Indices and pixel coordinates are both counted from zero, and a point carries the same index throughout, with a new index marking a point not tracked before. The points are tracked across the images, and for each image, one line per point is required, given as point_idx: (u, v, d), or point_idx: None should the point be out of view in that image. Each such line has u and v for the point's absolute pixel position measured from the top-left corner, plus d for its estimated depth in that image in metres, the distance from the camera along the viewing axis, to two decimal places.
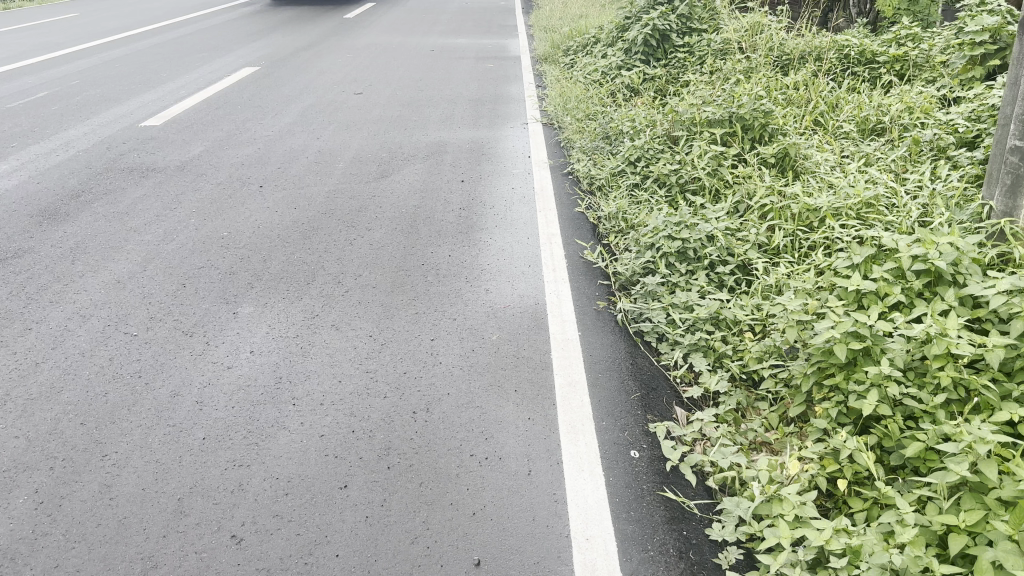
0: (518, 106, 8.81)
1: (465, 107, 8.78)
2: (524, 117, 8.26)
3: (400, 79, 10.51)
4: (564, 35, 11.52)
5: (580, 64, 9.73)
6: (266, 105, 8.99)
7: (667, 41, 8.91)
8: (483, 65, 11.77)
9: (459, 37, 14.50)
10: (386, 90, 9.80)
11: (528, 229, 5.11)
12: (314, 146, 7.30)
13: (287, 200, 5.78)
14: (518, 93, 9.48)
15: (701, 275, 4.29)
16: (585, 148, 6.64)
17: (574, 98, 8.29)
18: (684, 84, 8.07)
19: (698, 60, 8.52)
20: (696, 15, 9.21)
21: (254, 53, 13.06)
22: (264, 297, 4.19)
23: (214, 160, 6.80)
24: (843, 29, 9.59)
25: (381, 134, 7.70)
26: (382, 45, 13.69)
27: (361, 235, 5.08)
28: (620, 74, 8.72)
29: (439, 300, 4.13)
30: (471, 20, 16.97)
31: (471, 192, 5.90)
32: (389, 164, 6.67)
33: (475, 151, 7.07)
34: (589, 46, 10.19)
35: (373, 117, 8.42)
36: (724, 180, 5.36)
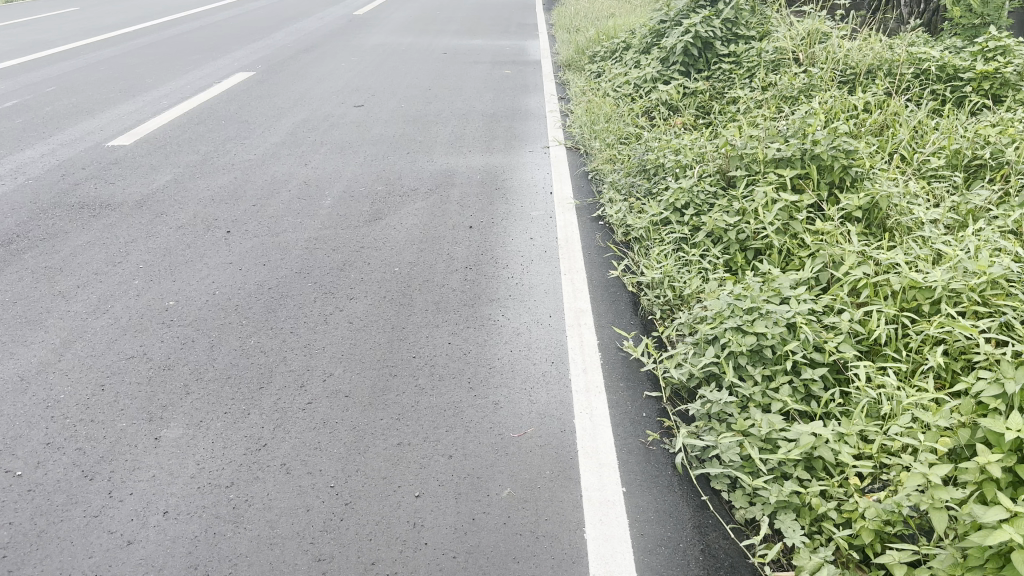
0: (538, 124, 7.75)
1: (479, 125, 7.75)
2: (545, 139, 7.21)
3: (408, 89, 9.47)
4: (590, 37, 10.44)
5: (608, 74, 8.66)
6: (254, 120, 7.98)
7: (710, 49, 7.85)
8: (500, 71, 10.70)
9: (475, 38, 13.42)
10: (391, 102, 8.78)
11: (550, 304, 4.03)
12: (301, 174, 6.28)
13: (257, 251, 4.77)
14: (538, 107, 8.43)
15: (783, 386, 3.22)
16: (618, 186, 5.55)
17: (604, 117, 7.24)
18: (733, 103, 7.05)
19: (747, 72, 7.42)
20: (743, 20, 8.11)
21: (252, 55, 12.06)
22: (200, 414, 3.18)
23: (181, 195, 5.80)
24: (896, 31, 8.51)
25: (379, 159, 6.67)
26: (391, 47, 12.66)
27: (340, 307, 4.05)
28: (656, 87, 7.68)
29: (431, 423, 3.06)
30: (489, 19, 15.90)
31: (481, 244, 4.83)
32: (385, 200, 5.65)
33: (486, 185, 6.01)
34: (620, 53, 9.12)
35: (372, 136, 7.40)
36: (798, 239, 4.33)
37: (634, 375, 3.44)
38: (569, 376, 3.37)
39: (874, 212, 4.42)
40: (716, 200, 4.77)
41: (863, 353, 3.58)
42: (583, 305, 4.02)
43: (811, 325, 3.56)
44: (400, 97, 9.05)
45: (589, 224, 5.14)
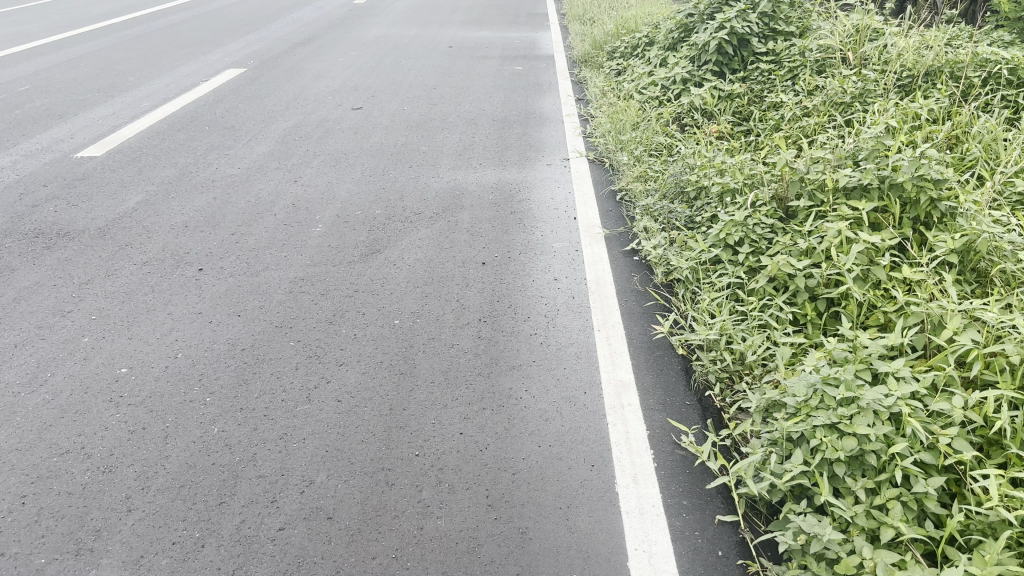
0: (555, 132, 7.01)
1: (491, 134, 7.01)
2: (564, 150, 6.47)
3: (411, 89, 8.72)
4: (609, 30, 9.65)
5: (632, 74, 7.90)
6: (241, 126, 7.24)
7: (745, 46, 7.09)
8: (510, 68, 9.93)
9: (482, 29, 12.62)
10: (393, 105, 8.02)
11: (585, 373, 3.30)
12: (289, 193, 5.55)
13: (232, 297, 4.05)
14: (555, 111, 7.68)
15: (895, 507, 2.50)
16: (655, 214, 4.81)
17: (631, 126, 6.50)
18: (776, 111, 6.31)
19: (789, 74, 6.67)
20: (782, 14, 7.32)
21: (245, 49, 11.29)
22: (143, 544, 2.47)
23: (151, 221, 5.08)
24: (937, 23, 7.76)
25: (378, 174, 5.94)
26: (393, 39, 11.89)
27: (328, 375, 3.32)
28: (686, 90, 6.95)
29: (439, 565, 2.34)
30: (497, 8, 15.09)
31: (497, 289, 4.10)
32: (384, 228, 4.92)
33: (500, 207, 5.27)
34: (643, 50, 8.36)
35: (371, 146, 6.67)
36: (883, 291, 3.60)
37: (697, 484, 2.71)
38: (618, 489, 2.65)
39: (971, 256, 3.67)
40: (777, 236, 4.03)
41: (979, 449, 2.86)
42: (625, 377, 3.29)
43: (918, 416, 2.83)
44: (403, 98, 8.30)
45: (622, 261, 4.40)
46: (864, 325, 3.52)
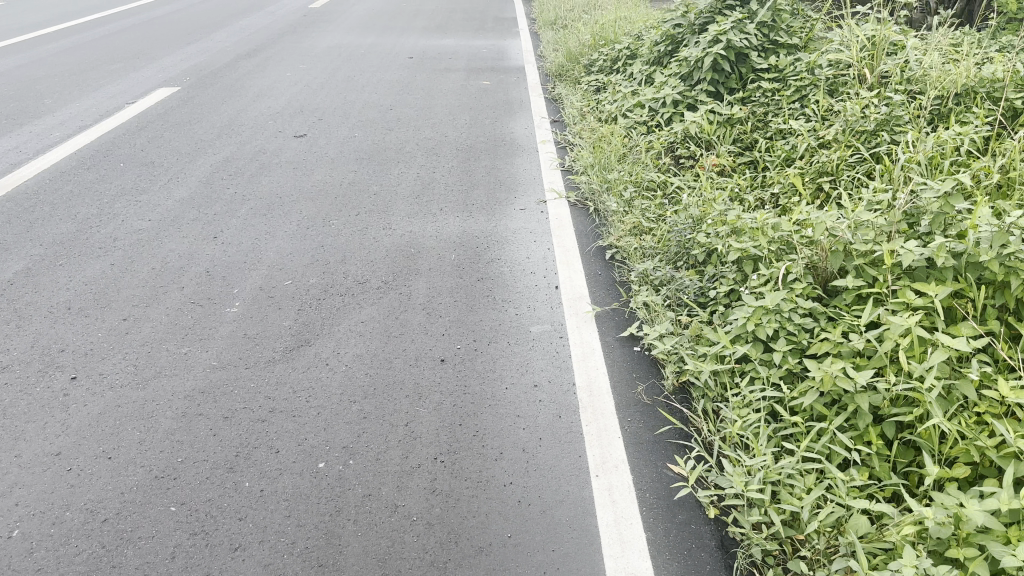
0: (528, 164, 6.07)
1: (454, 167, 6.05)
2: (539, 188, 5.52)
3: (364, 110, 7.72)
4: (584, 41, 8.71)
5: (614, 94, 6.98)
6: (163, 163, 6.20)
7: (744, 62, 6.21)
8: (476, 82, 8.97)
9: (446, 37, 11.64)
10: (342, 132, 7.02)
11: (580, 560, 2.36)
12: (205, 254, 4.54)
13: (106, 427, 3.05)
14: (527, 139, 6.73)
15: None
16: (657, 283, 3.89)
17: (617, 160, 5.58)
18: (784, 141, 5.43)
19: (796, 95, 5.82)
20: (784, 24, 6.44)
21: (182, 63, 10.20)
22: None
23: (25, 300, 4.05)
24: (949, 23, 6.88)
25: (318, 225, 4.94)
26: (348, 49, 10.86)
27: (216, 571, 2.35)
28: (678, 114, 6.06)
29: None
30: (463, 12, 14.11)
31: (457, 402, 3.11)
32: (318, 305, 3.92)
33: (462, 273, 4.29)
34: (625, 65, 7.44)
35: (313, 186, 5.66)
36: (975, 415, 2.72)
37: None
38: None
39: None
40: (822, 328, 3.14)
41: None
42: (638, 564, 2.36)
43: None
44: (354, 123, 7.31)
45: (619, 354, 3.45)
46: (951, 465, 2.65)
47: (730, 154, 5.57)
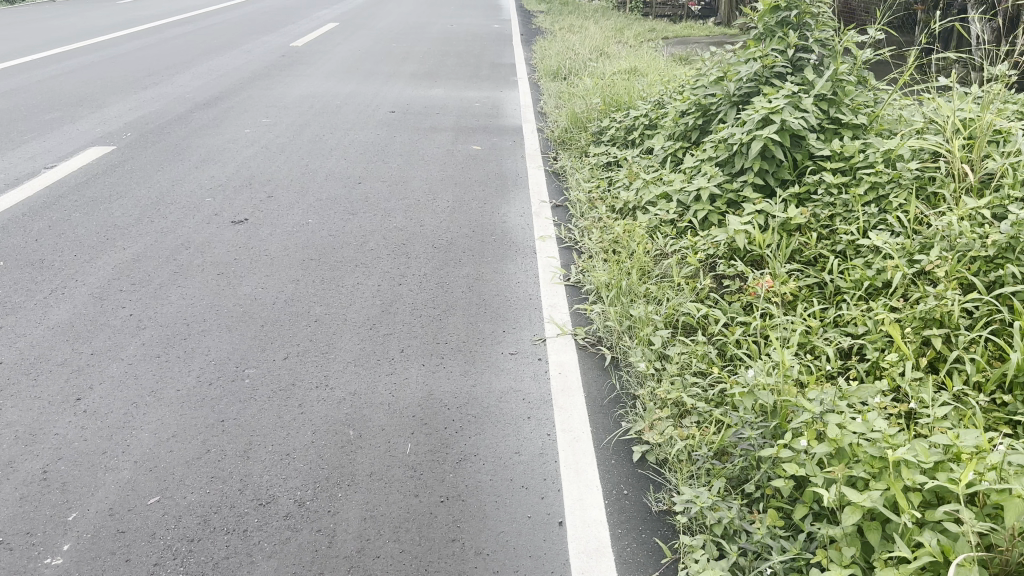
0: (523, 274, 4.71)
1: (427, 276, 4.68)
2: (536, 318, 4.15)
3: (326, 184, 6.38)
4: (594, 106, 7.48)
5: (632, 178, 5.72)
6: (53, 262, 4.82)
7: (799, 146, 4.96)
8: (464, 146, 7.67)
9: (435, 87, 10.39)
10: (293, 216, 5.66)
11: None
12: (52, 437, 3.14)
13: None
14: (522, 233, 5.38)
15: None
16: (722, 532, 2.52)
17: (641, 281, 4.29)
18: (863, 263, 4.17)
19: (872, 194, 4.57)
20: (846, 98, 5.20)
21: (130, 113, 8.86)
22: None
23: None
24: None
25: (226, 378, 3.55)
26: (322, 99, 9.58)
27: None
28: (717, 213, 4.79)
29: None
30: (456, 56, 12.92)
31: None
32: (188, 558, 2.52)
33: (418, 486, 2.83)
34: (648, 140, 6.21)
35: (237, 304, 4.28)
36: None
37: None
38: None
39: None
40: None
41: None
42: None
43: None
44: (310, 202, 5.95)
45: None
46: None
47: (790, 273, 4.28)
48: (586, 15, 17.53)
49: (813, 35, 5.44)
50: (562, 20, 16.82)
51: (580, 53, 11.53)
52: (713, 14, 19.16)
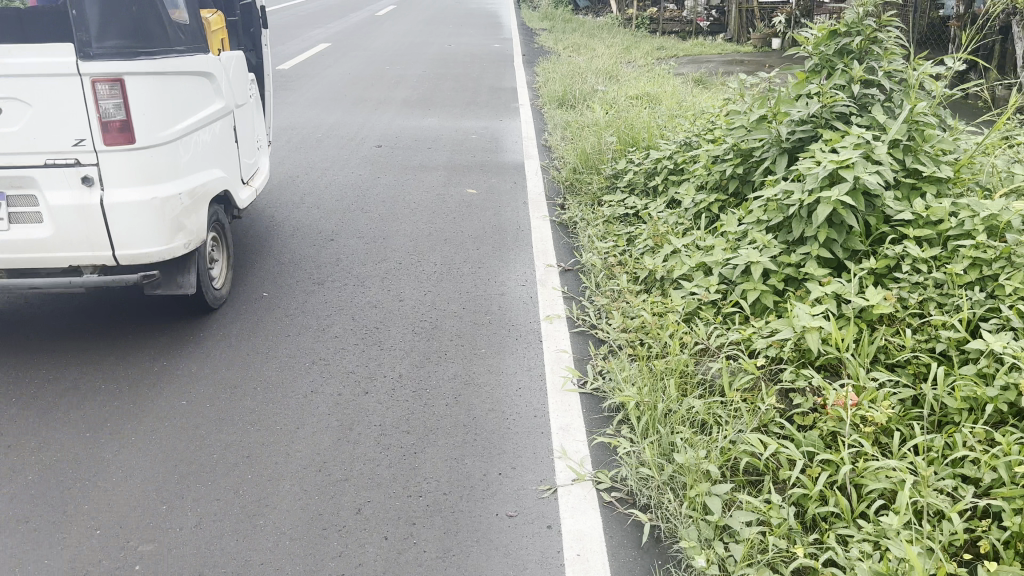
0: (527, 373, 3.69)
1: (400, 379, 3.65)
2: (544, 447, 3.12)
3: (292, 243, 5.39)
4: (608, 143, 6.47)
5: (656, 238, 4.75)
6: None
7: (873, 206, 3.97)
8: (458, 189, 6.68)
9: (428, 116, 9.42)
10: (243, 288, 4.67)
11: None
12: None
13: None
14: (525, 311, 4.37)
15: None
16: None
17: (682, 394, 3.28)
18: (975, 375, 3.18)
19: (973, 275, 3.58)
20: (923, 145, 4.24)
21: None
22: None
23: None
24: None
25: (107, 564, 2.57)
26: (300, 132, 8.62)
27: None
28: (774, 293, 3.78)
29: None
30: (453, 79, 11.95)
31: None
32: None
33: None
34: (674, 189, 5.21)
35: (148, 427, 3.29)
36: None
37: None
38: None
39: None
40: None
41: None
42: None
43: None
44: (268, 268, 4.95)
45: None
46: None
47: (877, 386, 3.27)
48: (590, 33, 16.59)
49: (882, 67, 4.49)
50: (567, 39, 15.88)
51: (586, 76, 10.56)
52: (723, 30, 18.23)
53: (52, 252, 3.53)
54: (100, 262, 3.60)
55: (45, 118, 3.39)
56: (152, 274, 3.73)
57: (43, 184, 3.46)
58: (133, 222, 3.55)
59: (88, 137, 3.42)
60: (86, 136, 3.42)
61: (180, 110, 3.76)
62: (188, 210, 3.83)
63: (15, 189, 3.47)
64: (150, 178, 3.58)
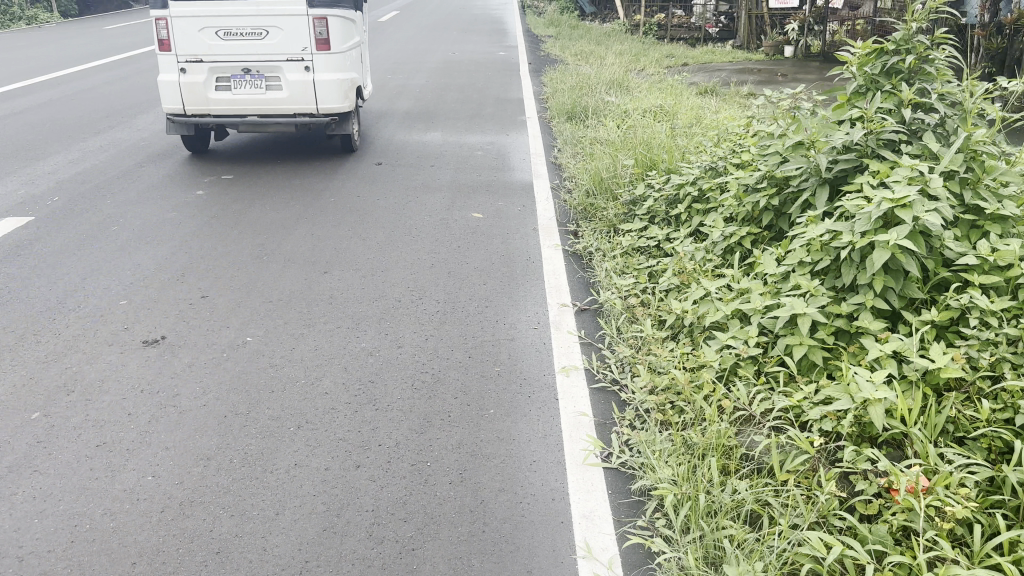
0: (542, 441, 3.24)
1: (397, 448, 3.20)
2: (563, 543, 2.67)
3: (282, 277, 4.96)
4: (624, 165, 6.02)
5: (682, 276, 4.29)
6: None
7: (931, 248, 3.51)
8: (463, 213, 6.24)
9: (432, 130, 9.00)
10: (225, 333, 4.25)
11: None
12: None
13: None
14: (538, 360, 3.92)
15: None
16: None
17: (723, 477, 2.83)
18: None
19: None
20: (984, 178, 3.78)
21: (66, 169, 7.53)
22: None
23: None
24: None
25: None
26: (298, 150, 8.22)
27: None
28: (821, 349, 3.33)
29: None
30: (457, 89, 11.53)
31: None
32: None
33: None
34: (699, 220, 4.76)
35: (107, 511, 2.90)
36: None
37: None
38: None
39: None
40: None
41: None
42: None
43: None
44: (255, 309, 4.52)
45: None
46: None
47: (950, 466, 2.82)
48: (598, 40, 16.17)
49: (935, 89, 4.04)
50: (574, 47, 15.44)
51: (597, 87, 10.12)
52: (732, 36, 17.78)
53: (284, 103, 7.08)
54: (307, 111, 7.15)
55: (291, 34, 6.91)
56: (334, 116, 7.25)
57: (273, 41, 6.89)
58: (329, 89, 7.08)
59: (308, 47, 6.94)
60: (308, 46, 6.93)
61: (348, 39, 7.23)
62: (345, 85, 7.21)
63: (269, 67, 6.97)
64: (340, 66, 7.06)
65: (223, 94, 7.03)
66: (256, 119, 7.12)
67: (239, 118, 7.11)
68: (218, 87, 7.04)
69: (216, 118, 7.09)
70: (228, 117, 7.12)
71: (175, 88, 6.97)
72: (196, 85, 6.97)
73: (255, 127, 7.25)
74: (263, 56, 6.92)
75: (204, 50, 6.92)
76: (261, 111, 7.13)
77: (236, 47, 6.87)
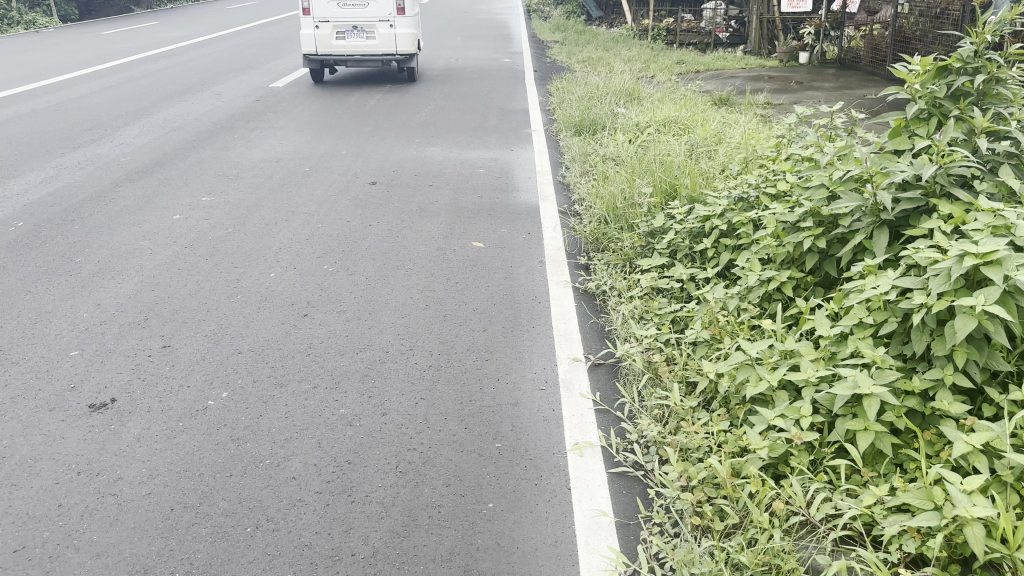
0: (552, 549, 2.66)
1: (375, 561, 2.63)
2: None
3: (257, 322, 4.40)
4: (642, 192, 5.44)
5: (714, 330, 3.70)
6: None
7: None
8: (462, 241, 5.68)
9: (431, 144, 8.44)
10: (184, 394, 3.68)
11: None
12: None
13: None
14: (546, 431, 3.34)
15: None
16: None
17: None
18: None
19: None
20: None
21: (37, 189, 7.00)
22: None
23: None
24: None
25: None
26: (287, 165, 7.67)
27: None
28: (891, 437, 2.74)
29: None
30: (459, 99, 10.99)
31: None
32: None
33: None
34: (730, 260, 4.17)
35: None
36: None
37: None
38: None
39: None
40: None
41: None
42: None
43: None
44: (222, 361, 3.96)
45: None
46: None
47: None
48: (604, 46, 15.61)
49: (1010, 114, 3.44)
50: (581, 53, 14.84)
51: (606, 97, 9.54)
52: (742, 41, 17.19)
53: (377, 48, 11.60)
54: (389, 52, 11.65)
55: (381, 5, 11.47)
56: (406, 55, 11.75)
57: (371, 9, 11.44)
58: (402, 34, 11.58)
59: (388, 16, 11.49)
60: (388, 17, 11.50)
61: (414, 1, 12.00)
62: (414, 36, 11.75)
63: (368, 26, 11.53)
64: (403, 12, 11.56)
65: (339, 46, 11.56)
66: (360, 58, 11.69)
67: (350, 55, 11.64)
68: (337, 38, 11.55)
69: (336, 56, 11.59)
70: (340, 57, 11.62)
71: (312, 38, 11.46)
72: (325, 35, 11.44)
73: (357, 62, 11.81)
74: (364, 16, 11.47)
75: (330, 13, 11.41)
76: (362, 54, 11.67)
77: (349, 13, 11.43)
